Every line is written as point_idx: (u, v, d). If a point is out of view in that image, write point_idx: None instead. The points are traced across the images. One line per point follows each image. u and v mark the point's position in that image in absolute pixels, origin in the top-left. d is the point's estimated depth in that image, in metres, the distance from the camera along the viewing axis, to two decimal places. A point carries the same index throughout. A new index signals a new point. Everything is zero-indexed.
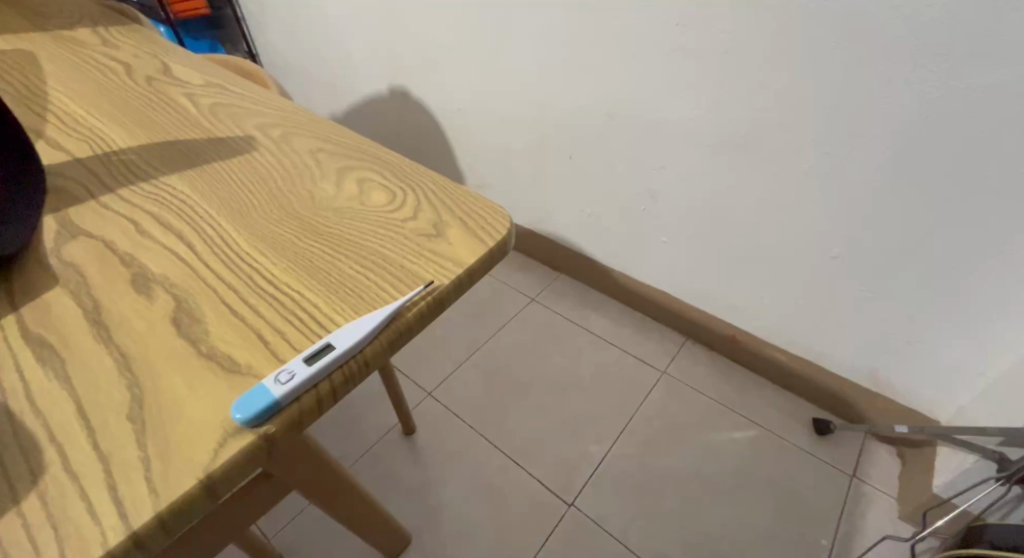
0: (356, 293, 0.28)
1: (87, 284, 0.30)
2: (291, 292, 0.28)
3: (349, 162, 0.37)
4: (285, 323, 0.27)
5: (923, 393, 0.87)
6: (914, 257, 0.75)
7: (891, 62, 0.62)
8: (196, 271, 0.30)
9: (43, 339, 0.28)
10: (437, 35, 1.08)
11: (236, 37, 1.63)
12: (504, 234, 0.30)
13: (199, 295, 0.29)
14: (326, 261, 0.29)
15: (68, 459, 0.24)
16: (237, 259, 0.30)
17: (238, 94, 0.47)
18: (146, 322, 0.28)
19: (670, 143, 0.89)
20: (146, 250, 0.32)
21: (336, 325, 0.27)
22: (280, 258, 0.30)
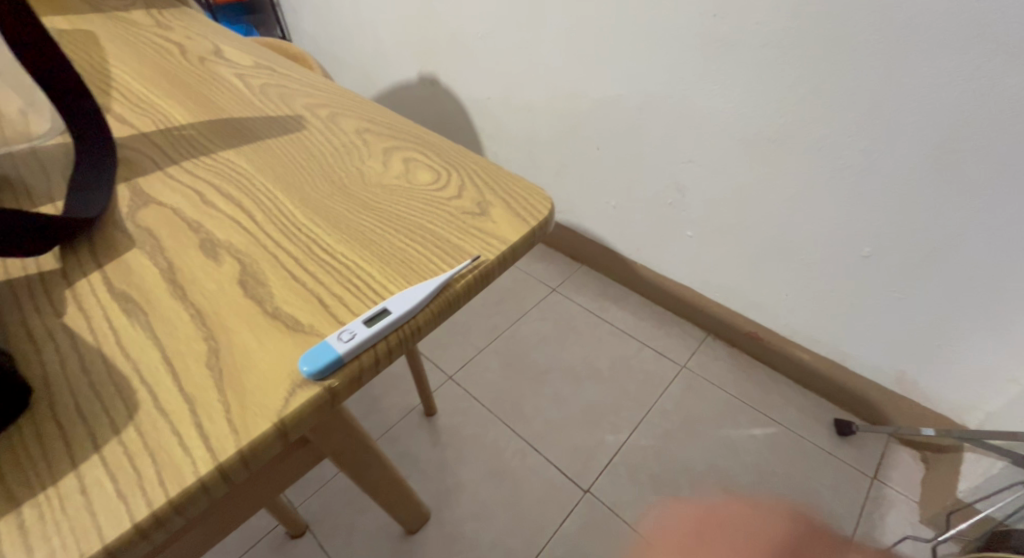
0: (407, 264, 0.29)
1: (159, 246, 0.32)
2: (346, 261, 0.30)
3: (395, 142, 0.38)
4: (341, 289, 0.29)
5: (951, 397, 0.86)
6: (950, 258, 0.73)
7: (936, 58, 0.61)
8: (257, 239, 0.32)
9: (124, 294, 0.30)
10: (469, 24, 1.09)
11: (271, 22, 1.66)
12: (545, 214, 0.31)
13: (262, 261, 0.31)
14: (378, 233, 0.31)
15: (151, 402, 0.26)
16: (294, 229, 0.32)
17: (285, 76, 0.48)
18: (216, 281, 0.30)
19: (700, 136, 0.89)
20: (210, 217, 0.33)
21: (390, 292, 0.28)
22: (334, 229, 0.32)
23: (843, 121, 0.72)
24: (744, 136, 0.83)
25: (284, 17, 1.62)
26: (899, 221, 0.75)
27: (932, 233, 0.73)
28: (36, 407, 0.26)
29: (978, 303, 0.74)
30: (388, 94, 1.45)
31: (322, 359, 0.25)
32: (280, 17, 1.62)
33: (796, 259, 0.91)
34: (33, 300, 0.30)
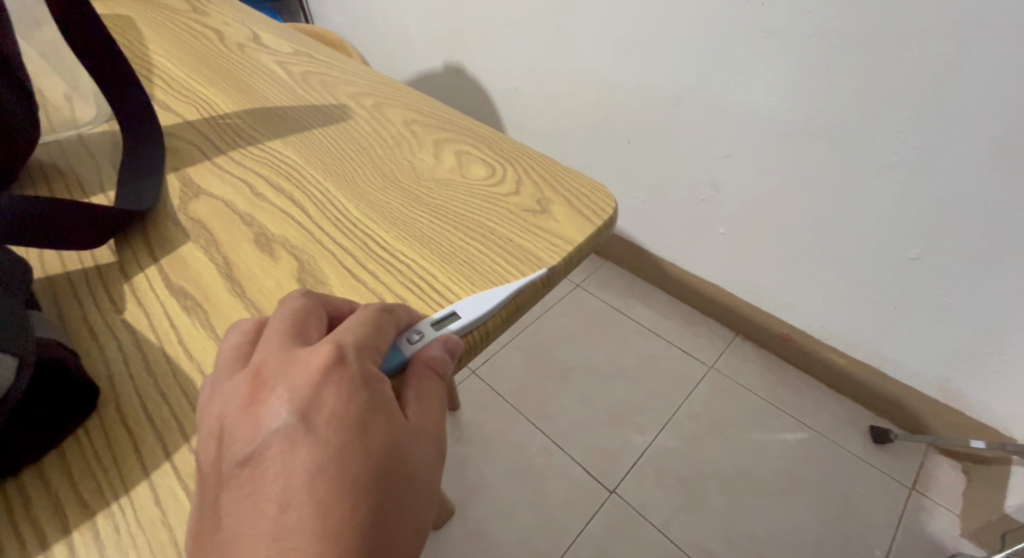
0: (469, 263, 0.28)
1: (214, 239, 0.32)
2: (405, 260, 0.29)
3: (445, 135, 0.37)
4: (402, 289, 0.28)
5: (998, 407, 0.83)
6: (1007, 262, 0.70)
7: (1006, 51, 0.58)
8: (311, 233, 0.31)
9: (184, 290, 0.30)
10: (499, 12, 1.07)
11: (295, 8, 1.65)
12: (611, 212, 0.30)
13: (318, 257, 0.30)
14: (435, 230, 0.30)
15: None
16: (348, 225, 0.31)
17: (326, 65, 0.47)
18: (272, 279, 0.29)
19: (740, 131, 0.86)
20: (262, 211, 0.32)
21: (454, 294, 0.27)
22: (390, 225, 0.30)
23: (898, 117, 0.69)
24: (788, 131, 0.80)
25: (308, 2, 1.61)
26: (951, 224, 0.72)
27: (990, 236, 0.70)
28: (104, 407, 0.26)
29: None
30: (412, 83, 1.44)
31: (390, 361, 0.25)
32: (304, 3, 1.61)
33: (836, 260, 0.88)
34: (93, 295, 0.30)
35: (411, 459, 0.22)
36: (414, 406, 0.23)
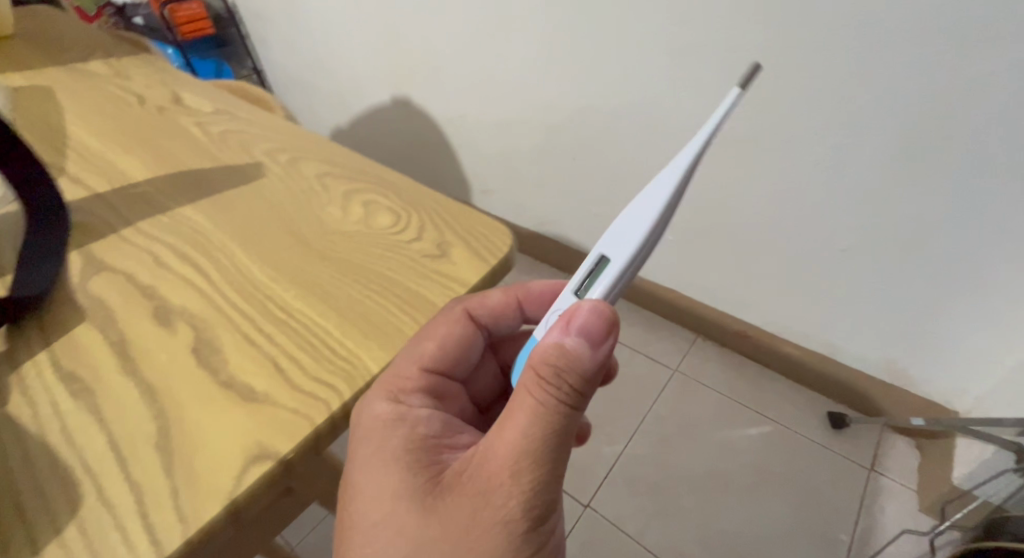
0: (366, 315, 0.31)
1: (112, 318, 0.32)
2: (304, 319, 0.31)
3: (355, 185, 0.38)
4: (297, 349, 0.30)
5: (938, 381, 0.87)
6: (925, 244, 0.74)
7: (892, 53, 0.63)
8: (214, 301, 0.32)
9: (74, 374, 0.30)
10: (440, 46, 1.10)
11: (241, 54, 1.62)
12: (506, 252, 0.33)
13: (218, 327, 0.31)
14: (337, 286, 0.32)
15: (102, 489, 0.25)
16: (251, 288, 0.33)
17: (244, 122, 0.48)
18: (170, 353, 0.30)
19: (674, 141, 0.90)
20: (167, 283, 0.34)
21: (348, 349, 0.30)
22: (292, 284, 0.32)
23: (810, 119, 0.73)
24: (717, 139, 0.84)
25: (254, 47, 1.60)
26: (868, 215, 0.77)
27: (908, 222, 0.74)
28: None
29: (955, 289, 0.76)
30: (365, 118, 1.45)
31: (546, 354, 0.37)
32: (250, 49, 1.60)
33: (778, 257, 0.92)
34: None
35: (476, 469, 0.32)
36: (504, 419, 0.31)
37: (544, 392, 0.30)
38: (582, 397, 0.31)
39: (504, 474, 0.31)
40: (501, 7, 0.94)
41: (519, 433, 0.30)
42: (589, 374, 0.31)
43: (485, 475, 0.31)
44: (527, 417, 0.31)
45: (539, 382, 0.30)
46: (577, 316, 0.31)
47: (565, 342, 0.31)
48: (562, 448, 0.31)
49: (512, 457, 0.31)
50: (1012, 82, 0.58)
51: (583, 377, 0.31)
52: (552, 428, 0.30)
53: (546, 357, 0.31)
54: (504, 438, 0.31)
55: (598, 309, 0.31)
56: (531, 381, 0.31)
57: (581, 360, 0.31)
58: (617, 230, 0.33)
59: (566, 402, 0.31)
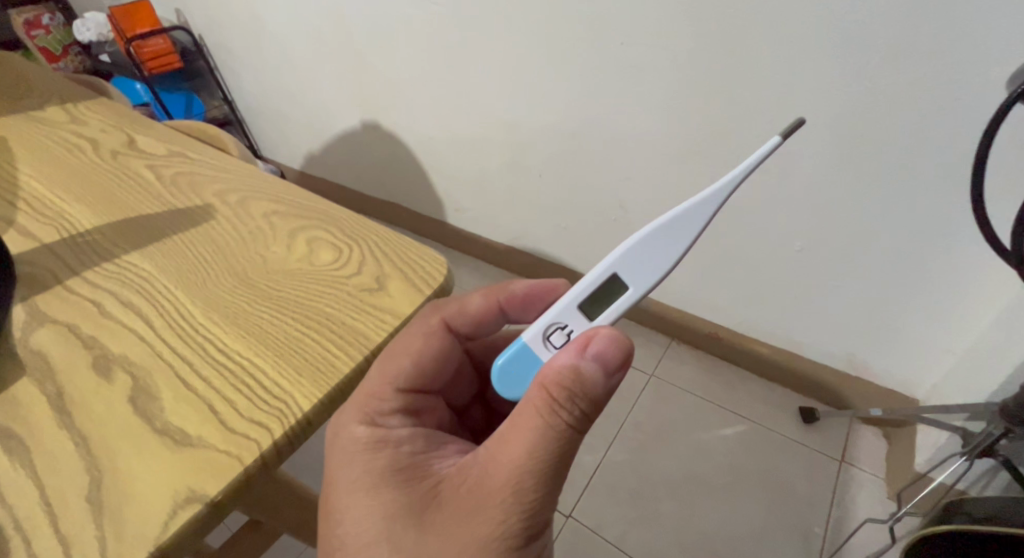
0: (301, 352, 0.32)
1: (51, 370, 0.33)
2: (242, 359, 0.32)
3: (300, 222, 0.40)
4: (233, 391, 0.31)
5: (897, 372, 0.90)
6: (871, 242, 0.77)
7: (820, 64, 0.66)
8: (154, 347, 0.33)
9: (10, 431, 0.31)
10: (404, 71, 1.12)
11: (212, 85, 1.62)
12: (441, 281, 0.35)
13: (157, 373, 0.32)
14: (276, 325, 0.33)
15: (32, 546, 0.27)
16: (191, 331, 0.34)
17: (192, 162, 0.49)
18: (106, 403, 0.31)
19: (632, 154, 0.92)
20: (107, 332, 0.34)
21: (280, 387, 0.31)
22: (232, 325, 0.34)
23: (754, 129, 0.76)
24: (672, 150, 0.86)
25: (224, 79, 1.59)
26: (817, 217, 0.79)
27: (855, 221, 0.76)
28: None
29: (905, 285, 0.78)
30: (336, 142, 1.46)
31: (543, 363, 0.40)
32: (221, 81, 1.59)
33: (739, 260, 0.94)
34: None
35: (475, 486, 0.34)
36: (504, 440, 0.34)
37: (554, 413, 0.33)
38: (587, 422, 0.34)
39: (503, 492, 0.33)
40: (459, 31, 0.96)
41: (525, 453, 0.33)
42: (597, 400, 0.35)
43: (484, 494, 0.34)
44: (535, 437, 0.33)
45: (552, 402, 0.33)
46: (596, 344, 0.36)
47: (581, 365, 0.35)
48: (560, 473, 0.34)
49: (515, 475, 0.33)
50: (929, 89, 0.61)
51: (591, 402, 0.34)
52: (555, 451, 0.33)
53: (562, 378, 0.34)
54: (507, 454, 0.33)
55: (614, 337, 0.36)
56: (544, 400, 0.33)
57: (592, 386, 0.34)
58: (638, 258, 0.38)
59: (574, 426, 0.33)
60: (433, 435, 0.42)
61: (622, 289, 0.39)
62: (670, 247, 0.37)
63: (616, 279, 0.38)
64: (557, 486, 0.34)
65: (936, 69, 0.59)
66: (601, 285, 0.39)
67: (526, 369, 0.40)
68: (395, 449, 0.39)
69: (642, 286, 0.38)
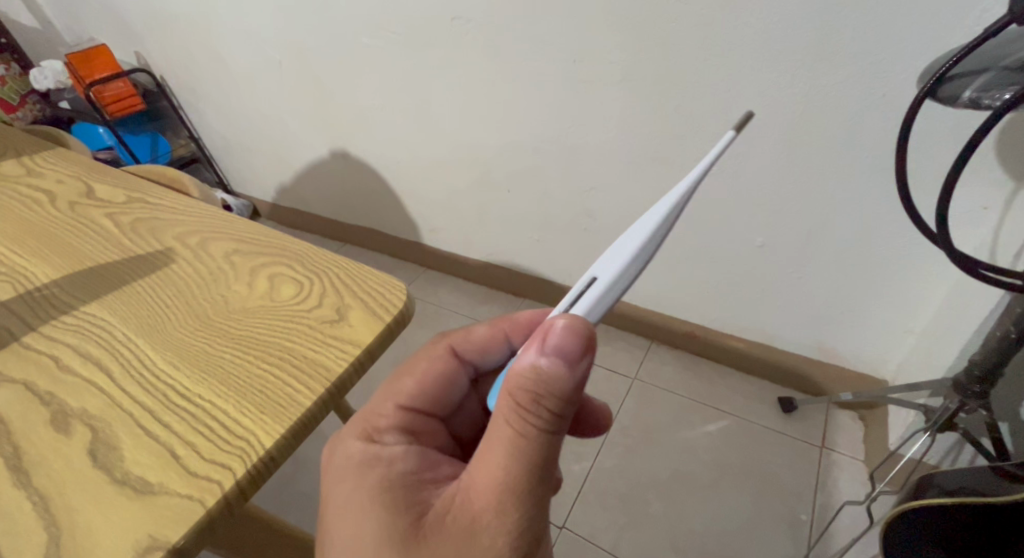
0: (261, 389, 0.32)
1: (7, 430, 0.33)
2: (204, 402, 0.32)
3: (262, 259, 0.40)
4: (195, 434, 0.31)
5: (865, 356, 0.92)
6: (827, 232, 0.80)
7: (759, 68, 0.69)
8: (113, 397, 0.33)
9: None
10: (366, 99, 1.13)
11: (177, 124, 1.61)
12: (401, 307, 0.36)
13: (117, 424, 0.32)
14: (237, 364, 0.34)
15: None
16: (152, 378, 0.34)
17: (151, 207, 0.49)
18: (65, 459, 0.31)
19: (594, 164, 0.94)
20: (65, 385, 0.34)
21: (241, 426, 0.31)
22: (194, 368, 0.34)
23: (706, 134, 0.78)
24: (631, 159, 0.89)
25: (188, 116, 1.58)
26: (775, 212, 0.82)
27: (810, 214, 0.79)
28: None
29: (863, 272, 0.81)
30: (305, 173, 1.46)
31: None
32: (185, 119, 1.58)
33: (707, 260, 0.96)
34: None
35: (463, 503, 0.35)
36: (483, 451, 0.35)
37: (525, 421, 0.34)
38: (560, 420, 0.34)
39: (488, 506, 0.34)
40: (416, 57, 0.98)
41: (503, 464, 0.34)
42: (566, 396, 0.34)
43: (471, 511, 0.35)
44: (509, 447, 0.34)
45: (518, 409, 0.34)
46: (549, 336, 0.33)
47: (540, 365, 0.34)
48: (544, 477, 0.34)
49: (496, 488, 0.34)
50: (859, 86, 0.64)
51: (560, 400, 0.34)
52: (533, 456, 0.34)
53: (523, 383, 0.34)
54: (487, 470, 0.35)
55: (573, 329, 0.33)
56: (512, 408, 0.34)
57: (558, 384, 0.34)
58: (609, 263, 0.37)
59: (544, 426, 0.34)
60: (429, 452, 0.42)
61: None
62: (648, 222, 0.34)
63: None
64: (542, 494, 0.35)
65: (863, 68, 0.63)
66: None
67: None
68: (388, 467, 0.40)
69: (613, 289, 0.36)
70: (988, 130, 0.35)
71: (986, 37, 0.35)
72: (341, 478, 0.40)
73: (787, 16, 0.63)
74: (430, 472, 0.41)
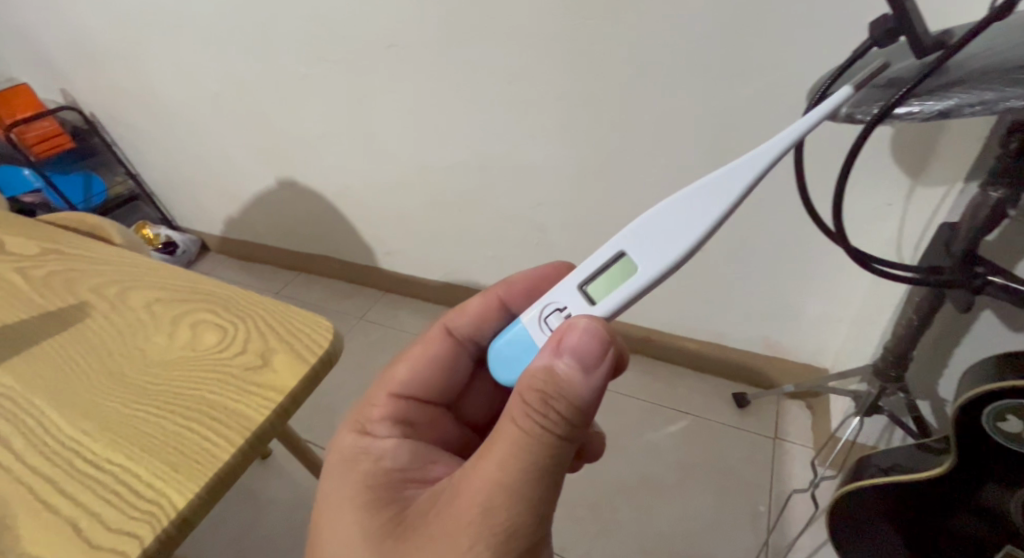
0: (178, 447, 0.32)
1: None
2: (116, 466, 0.31)
3: (184, 307, 0.40)
4: (102, 503, 0.30)
5: (806, 347, 0.96)
6: (761, 232, 0.83)
7: (683, 81, 0.72)
8: (12, 470, 0.31)
9: None
10: (310, 127, 1.11)
11: (111, 160, 1.54)
12: (327, 348, 0.36)
13: (15, 499, 0.30)
14: (155, 423, 0.33)
15: None
16: (60, 445, 0.32)
17: (68, 257, 0.47)
18: None
19: (538, 180, 0.95)
20: None
21: (153, 489, 0.30)
22: (106, 431, 0.33)
23: (640, 146, 0.81)
24: (573, 174, 0.90)
25: (123, 152, 1.51)
26: None
27: (745, 216, 0.82)
28: None
29: (799, 267, 0.85)
30: (252, 205, 1.42)
31: (531, 336, 0.38)
32: (120, 154, 1.51)
33: None
34: None
35: (445, 508, 0.33)
36: (483, 451, 0.33)
37: (529, 421, 0.32)
38: (571, 429, 0.32)
39: (473, 512, 0.31)
40: (358, 83, 0.97)
41: (498, 470, 0.32)
42: (581, 405, 0.32)
43: (452, 518, 0.32)
44: (509, 449, 0.32)
45: (526, 407, 0.32)
46: (570, 337, 0.33)
47: (557, 366, 0.33)
48: (543, 490, 0.32)
49: (485, 494, 0.32)
50: (772, 95, 0.68)
51: (575, 408, 0.32)
52: (534, 463, 0.32)
53: (536, 381, 0.33)
54: (479, 476, 0.32)
55: (592, 330, 0.33)
56: (519, 404, 0.33)
57: (574, 389, 0.32)
58: (648, 236, 0.33)
59: (552, 433, 0.32)
60: (422, 450, 0.44)
61: (630, 269, 0.34)
62: (701, 219, 0.32)
63: (622, 257, 0.34)
64: (536, 509, 0.32)
65: (771, 80, 0.67)
66: (612, 265, 0.35)
67: (522, 348, 0.39)
68: (375, 464, 0.41)
69: (651, 268, 0.33)
70: (860, 146, 0.35)
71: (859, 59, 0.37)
72: (328, 474, 0.41)
73: (701, 34, 0.67)
74: (415, 472, 0.41)
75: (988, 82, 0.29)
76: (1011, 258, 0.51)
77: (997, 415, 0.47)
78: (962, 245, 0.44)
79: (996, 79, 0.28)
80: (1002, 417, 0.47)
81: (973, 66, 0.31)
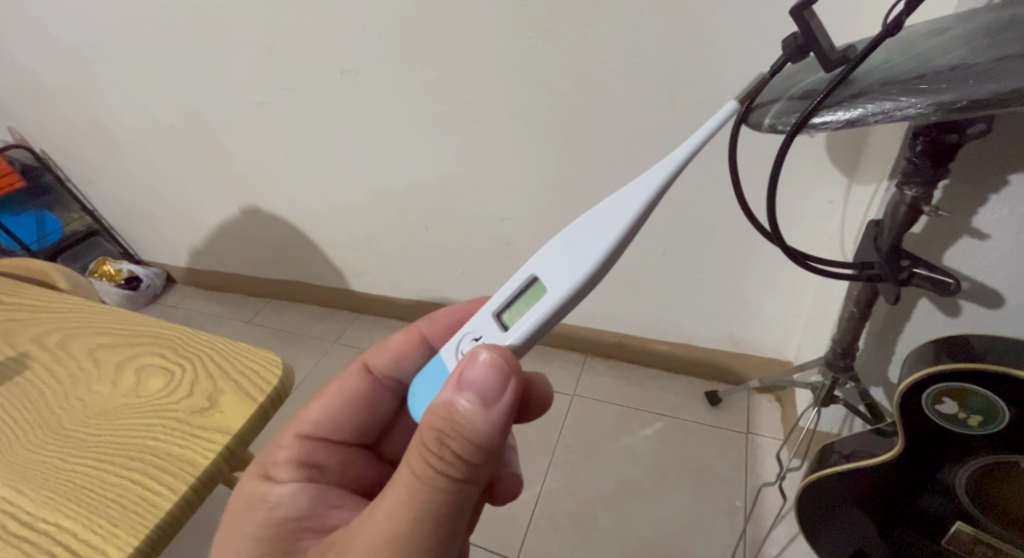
0: (116, 499, 0.31)
1: None
2: (51, 525, 0.31)
3: (130, 352, 0.40)
4: None
5: (770, 344, 0.99)
6: (720, 231, 0.85)
7: (631, 93, 0.74)
8: None
9: None
10: (272, 153, 1.10)
11: (66, 199, 1.49)
12: (275, 385, 0.37)
13: None
14: (94, 475, 0.33)
15: None
16: None
17: (8, 306, 0.46)
18: None
19: (502, 194, 0.95)
20: None
21: (90, 546, 0.29)
22: (42, 488, 0.32)
23: (596, 155, 0.82)
24: (535, 188, 0.91)
25: (78, 189, 1.47)
26: (670, 218, 0.86)
27: (702, 219, 0.84)
28: None
29: (756, 265, 0.87)
30: (216, 234, 1.38)
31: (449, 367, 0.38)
32: (75, 192, 1.46)
33: (620, 274, 0.99)
34: None
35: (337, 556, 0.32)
36: (384, 495, 0.33)
37: (426, 463, 0.32)
38: (469, 470, 0.32)
39: None
40: (316, 109, 0.97)
41: (392, 513, 0.32)
42: (480, 444, 0.32)
43: None
44: (406, 492, 0.32)
45: (425, 448, 0.32)
46: (470, 370, 0.32)
47: (456, 402, 0.32)
48: (439, 532, 0.32)
49: (379, 542, 0.31)
50: (713, 105, 0.71)
51: (473, 447, 0.32)
52: (430, 508, 0.32)
53: (434, 420, 0.33)
54: (376, 523, 0.32)
55: (490, 364, 0.32)
56: (418, 445, 0.33)
57: (471, 428, 0.32)
58: (555, 260, 0.33)
59: (448, 475, 0.32)
60: (326, 494, 0.42)
61: (540, 295, 0.34)
62: (599, 238, 0.32)
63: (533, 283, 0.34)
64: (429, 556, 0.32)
65: (711, 92, 0.70)
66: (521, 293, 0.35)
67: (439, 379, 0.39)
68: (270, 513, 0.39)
69: (557, 291, 0.33)
70: (784, 154, 0.37)
71: (773, 74, 0.38)
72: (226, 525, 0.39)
73: (642, 50, 0.70)
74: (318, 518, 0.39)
75: (888, 92, 0.31)
76: (936, 250, 0.54)
77: (934, 399, 0.50)
78: (888, 239, 0.46)
79: (896, 89, 0.31)
80: (939, 400, 0.50)
81: (873, 78, 0.34)
